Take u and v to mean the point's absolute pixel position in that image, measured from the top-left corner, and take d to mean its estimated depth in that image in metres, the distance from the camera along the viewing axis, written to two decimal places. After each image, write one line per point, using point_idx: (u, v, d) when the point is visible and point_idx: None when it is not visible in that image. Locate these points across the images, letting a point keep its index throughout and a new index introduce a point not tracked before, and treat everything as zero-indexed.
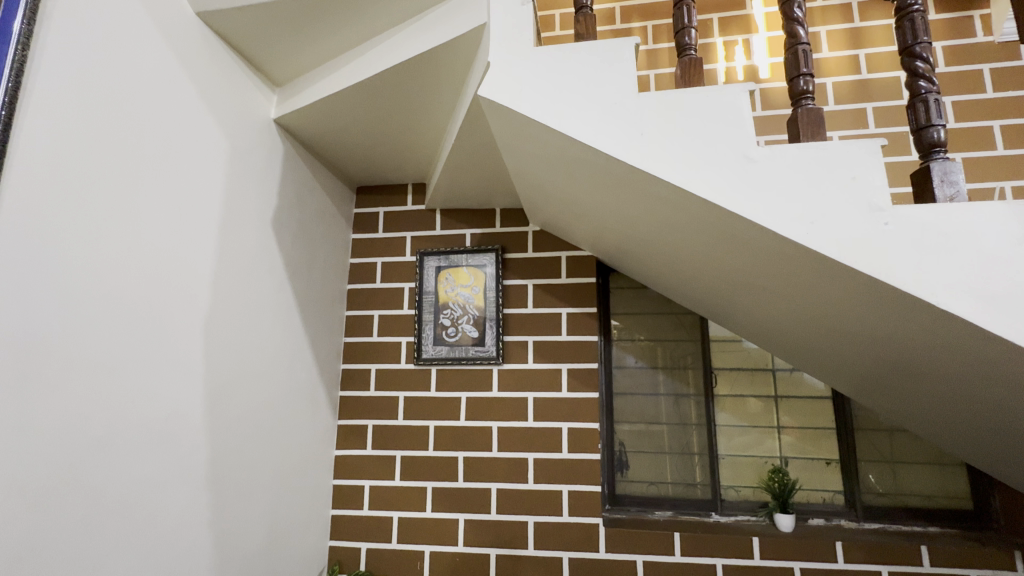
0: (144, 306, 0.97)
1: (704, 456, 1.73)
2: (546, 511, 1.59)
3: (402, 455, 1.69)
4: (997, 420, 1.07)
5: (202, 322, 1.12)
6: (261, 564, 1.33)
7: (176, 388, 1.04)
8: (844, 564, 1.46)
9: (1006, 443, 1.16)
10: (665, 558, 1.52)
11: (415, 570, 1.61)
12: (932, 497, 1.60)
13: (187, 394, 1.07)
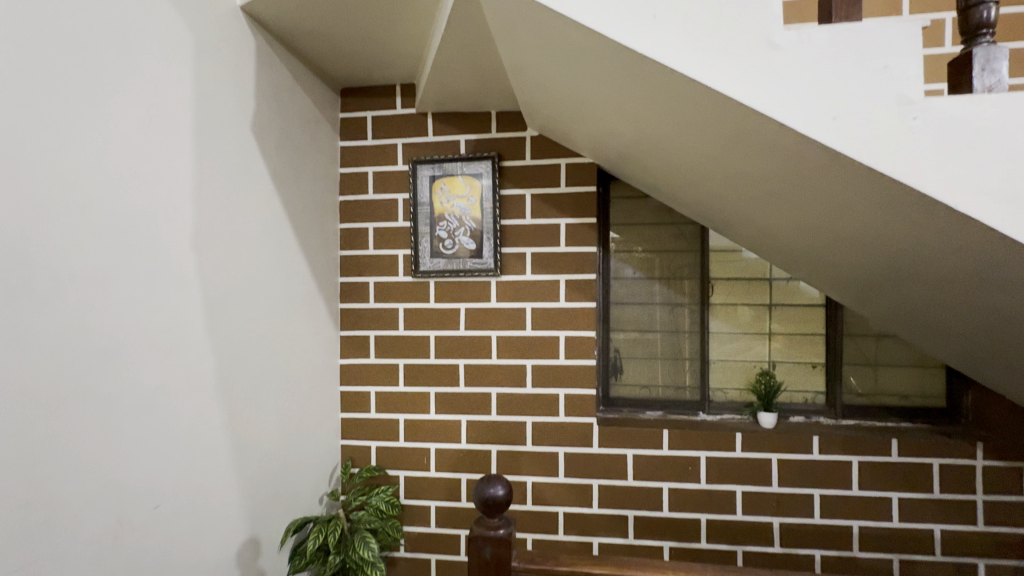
0: (126, 220, 0.93)
1: (694, 361, 1.80)
2: (543, 412, 1.68)
3: (404, 363, 1.75)
4: (988, 324, 1.10)
5: (190, 236, 1.08)
6: (278, 462, 1.42)
7: (173, 302, 1.04)
8: (818, 455, 1.58)
9: (995, 346, 1.19)
10: (653, 452, 1.64)
11: (422, 465, 1.74)
12: (908, 397, 1.70)
13: (185, 309, 1.07)
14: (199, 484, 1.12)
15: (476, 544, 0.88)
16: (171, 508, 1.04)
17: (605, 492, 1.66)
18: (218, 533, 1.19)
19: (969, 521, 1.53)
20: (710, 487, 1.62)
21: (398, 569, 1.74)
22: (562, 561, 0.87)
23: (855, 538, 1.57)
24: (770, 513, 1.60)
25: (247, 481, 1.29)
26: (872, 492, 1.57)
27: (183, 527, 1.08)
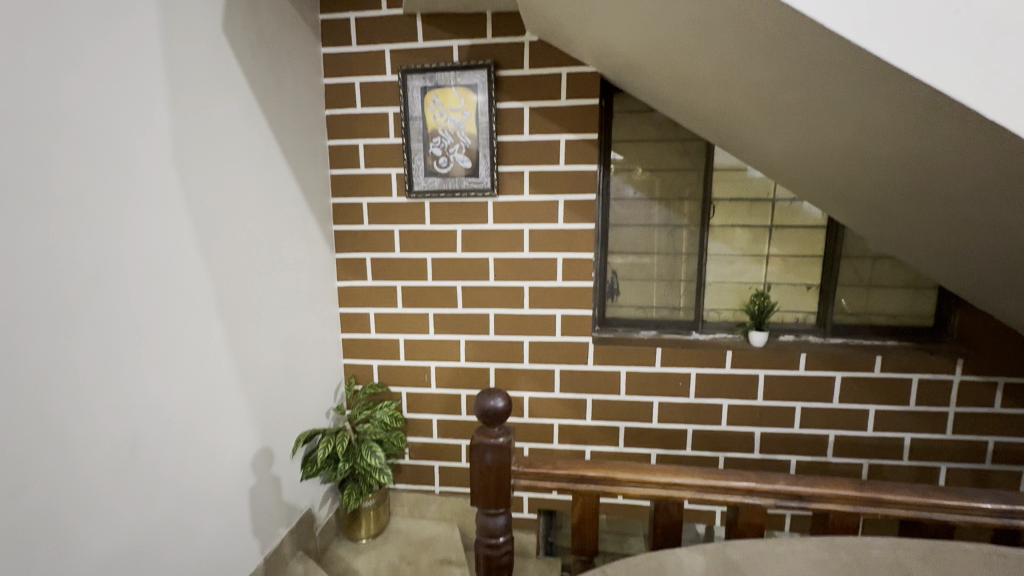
0: (98, 137, 0.87)
1: (691, 282, 1.80)
2: (540, 332, 1.71)
3: (402, 285, 1.75)
4: (991, 242, 1.10)
5: (170, 154, 1.03)
6: (282, 380, 1.47)
7: (160, 225, 1.01)
8: (804, 371, 1.65)
9: (994, 265, 1.19)
10: (646, 369, 1.70)
11: (422, 382, 1.80)
12: (897, 317, 1.73)
13: (174, 231, 1.04)
14: (207, 400, 1.17)
15: (478, 455, 0.87)
16: (183, 422, 1.10)
17: (598, 406, 1.74)
18: (231, 444, 1.27)
19: (939, 430, 1.63)
20: (698, 401, 1.70)
21: (403, 475, 1.87)
22: (561, 466, 0.87)
23: (830, 446, 1.68)
24: (753, 424, 1.70)
25: (253, 397, 1.35)
26: (851, 404, 1.65)
27: (197, 438, 1.14)
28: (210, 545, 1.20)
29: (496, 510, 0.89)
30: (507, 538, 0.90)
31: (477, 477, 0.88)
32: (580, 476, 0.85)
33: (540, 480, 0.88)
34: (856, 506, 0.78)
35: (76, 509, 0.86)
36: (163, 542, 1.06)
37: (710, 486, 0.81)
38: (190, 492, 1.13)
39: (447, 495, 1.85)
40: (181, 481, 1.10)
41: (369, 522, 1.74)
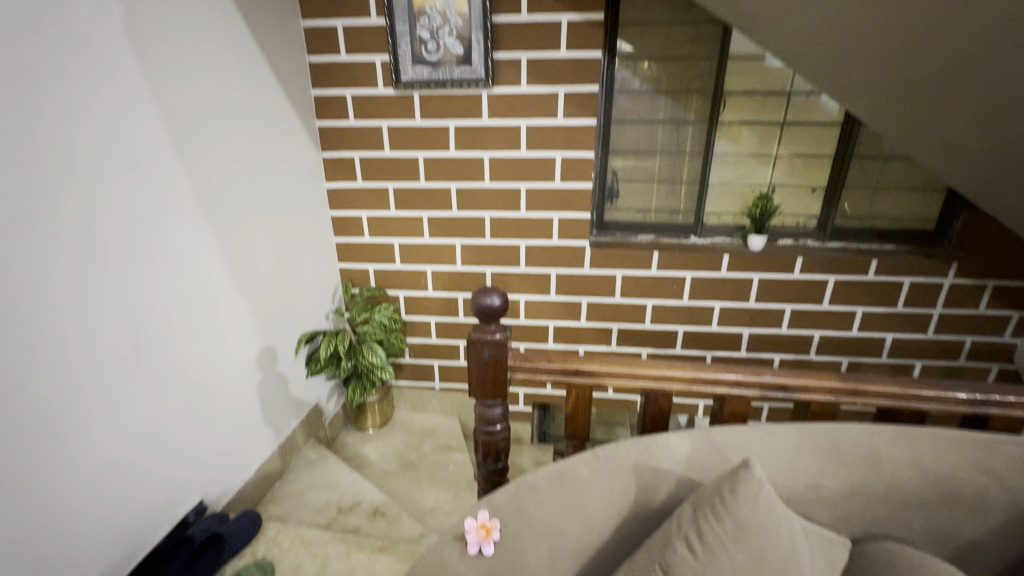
0: (34, 18, 0.81)
1: (692, 185, 1.74)
2: (537, 236, 1.68)
3: (394, 187, 1.67)
4: (1005, 134, 1.05)
5: (124, 40, 0.96)
6: (279, 283, 1.47)
7: (123, 121, 0.97)
8: (799, 274, 1.66)
9: (1002, 159, 1.15)
10: (642, 273, 1.70)
11: (420, 286, 1.80)
12: (900, 222, 1.70)
13: (141, 127, 1.00)
14: (205, 302, 1.19)
15: (475, 350, 0.89)
16: (183, 323, 1.13)
17: (593, 309, 1.77)
18: (234, 344, 1.31)
19: (920, 329, 1.69)
20: (691, 304, 1.73)
21: (405, 373, 1.95)
22: (555, 360, 0.89)
23: (814, 345, 1.75)
24: (742, 326, 1.75)
25: (252, 299, 1.36)
26: (840, 306, 1.69)
27: (200, 338, 1.18)
28: (226, 434, 1.30)
29: (492, 400, 0.92)
30: (504, 426, 0.95)
31: (475, 370, 0.90)
32: (573, 369, 0.88)
33: (534, 374, 0.90)
34: (837, 396, 0.82)
35: (86, 398, 0.93)
36: (179, 430, 1.14)
37: (700, 378, 0.84)
38: (200, 387, 1.19)
39: (446, 391, 1.95)
40: (190, 377, 1.16)
41: (375, 414, 1.85)
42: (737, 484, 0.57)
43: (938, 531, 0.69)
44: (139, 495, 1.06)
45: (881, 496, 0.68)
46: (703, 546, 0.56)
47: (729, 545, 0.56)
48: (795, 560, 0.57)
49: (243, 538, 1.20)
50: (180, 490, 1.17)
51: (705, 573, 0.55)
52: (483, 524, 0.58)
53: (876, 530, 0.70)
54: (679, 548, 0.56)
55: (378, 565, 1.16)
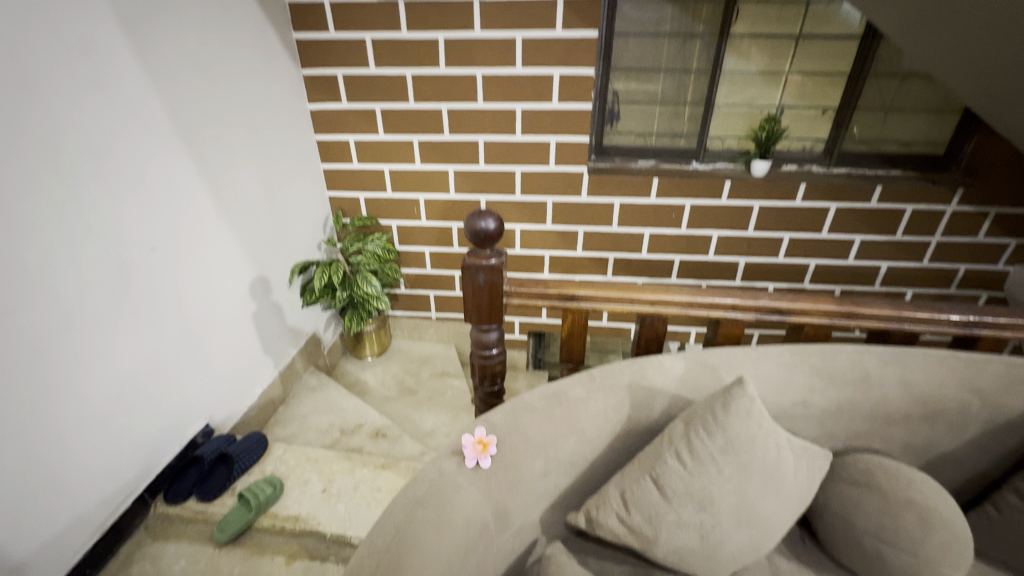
0: None
1: (697, 107, 1.64)
2: (533, 161, 1.60)
3: (382, 108, 1.55)
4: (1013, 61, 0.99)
5: None
6: (267, 211, 1.42)
7: (78, 27, 0.88)
8: (801, 202, 1.62)
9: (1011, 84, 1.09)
10: (641, 201, 1.65)
11: (413, 216, 1.73)
12: (909, 145, 1.64)
13: (99, 35, 0.92)
14: (190, 230, 1.16)
15: (470, 275, 0.87)
16: (170, 251, 1.11)
17: (590, 238, 1.73)
18: (226, 273, 1.29)
19: (916, 258, 1.69)
20: (688, 233, 1.70)
21: (400, 304, 1.95)
22: (551, 286, 0.88)
23: (808, 274, 1.76)
24: (738, 254, 1.74)
25: (240, 228, 1.32)
26: (839, 235, 1.67)
27: (190, 267, 1.17)
28: (227, 361, 1.32)
29: (489, 325, 0.92)
30: (500, 350, 0.96)
31: (470, 295, 0.89)
32: (570, 295, 0.87)
33: (531, 299, 0.90)
34: (831, 319, 0.82)
35: (81, 326, 0.93)
36: (179, 357, 1.16)
37: (696, 302, 0.83)
38: (195, 315, 1.20)
39: (443, 320, 1.96)
40: (184, 306, 1.16)
41: (372, 343, 1.88)
42: (730, 403, 0.57)
43: (916, 444, 0.72)
44: (147, 417, 1.10)
45: (866, 412, 0.71)
46: (693, 458, 0.58)
47: (719, 458, 0.58)
48: (780, 470, 0.60)
49: (252, 457, 1.23)
50: (189, 412, 1.21)
51: (693, 481, 0.58)
52: (480, 440, 0.60)
53: (857, 444, 0.72)
54: (670, 460, 0.59)
55: (381, 481, 1.20)
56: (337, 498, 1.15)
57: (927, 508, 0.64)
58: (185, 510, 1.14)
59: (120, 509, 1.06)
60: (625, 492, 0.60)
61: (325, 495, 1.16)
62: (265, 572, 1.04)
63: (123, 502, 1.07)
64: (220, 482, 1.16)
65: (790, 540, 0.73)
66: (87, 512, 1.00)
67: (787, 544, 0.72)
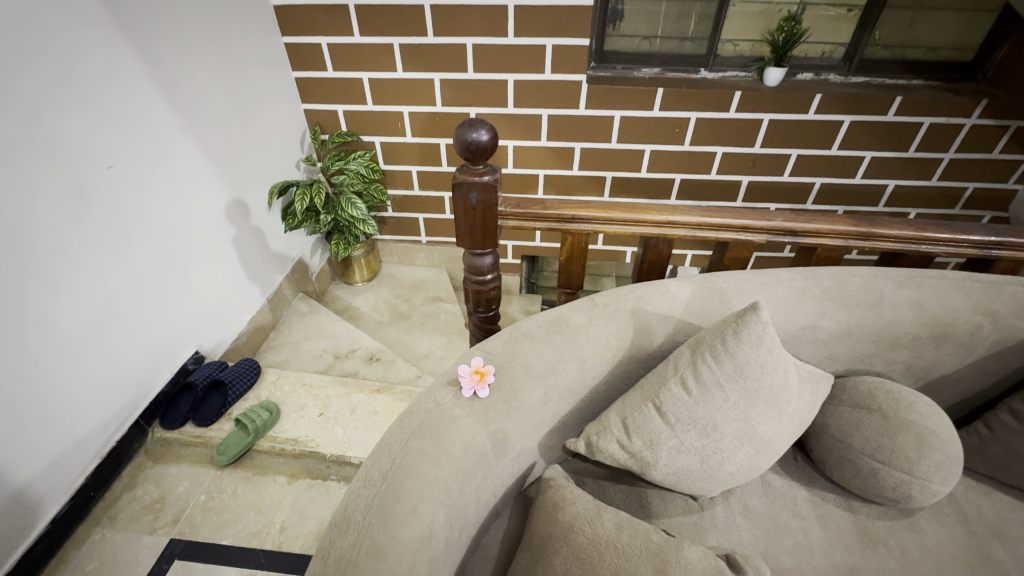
0: None
1: (709, 3, 1.45)
2: (527, 69, 1.44)
3: (356, 4, 1.36)
4: None
5: None
6: (236, 126, 1.30)
7: None
8: (813, 115, 1.50)
9: None
10: (643, 114, 1.52)
11: (397, 131, 1.60)
12: (936, 50, 1.49)
13: None
14: (151, 146, 1.05)
15: (461, 195, 0.80)
16: (132, 170, 1.02)
17: (587, 156, 1.62)
18: (199, 195, 1.20)
19: (925, 176, 1.62)
20: (691, 150, 1.59)
21: (388, 228, 1.87)
22: (550, 207, 0.81)
23: (812, 193, 1.69)
24: (742, 173, 1.65)
25: (208, 144, 1.21)
26: (849, 152, 1.58)
27: (157, 187, 1.08)
28: (211, 288, 1.27)
29: (482, 250, 0.87)
30: (495, 275, 0.91)
31: (462, 217, 0.83)
32: (569, 217, 0.81)
33: (529, 221, 0.84)
34: (846, 241, 0.77)
35: (41, 252, 0.87)
36: (159, 284, 1.11)
37: (705, 224, 0.77)
38: (171, 240, 1.13)
39: (434, 245, 1.89)
40: (156, 229, 1.09)
41: (362, 268, 1.84)
42: (741, 328, 0.53)
43: (918, 366, 0.71)
44: (133, 344, 1.07)
45: (874, 336, 0.68)
46: (699, 385, 0.56)
47: (726, 386, 0.55)
48: (787, 395, 0.58)
49: (245, 382, 1.21)
50: (177, 339, 1.19)
51: (697, 409, 0.56)
52: (476, 370, 0.57)
53: (859, 367, 0.71)
54: (674, 388, 0.56)
55: (376, 404, 1.20)
56: (334, 421, 1.16)
57: (926, 428, 0.63)
58: (183, 434, 1.14)
59: (117, 434, 1.07)
60: (626, 419, 0.58)
61: (323, 419, 1.17)
62: (268, 491, 1.07)
63: (120, 428, 1.07)
64: (215, 408, 1.16)
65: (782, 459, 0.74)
66: (85, 437, 1.00)
67: (780, 464, 0.73)
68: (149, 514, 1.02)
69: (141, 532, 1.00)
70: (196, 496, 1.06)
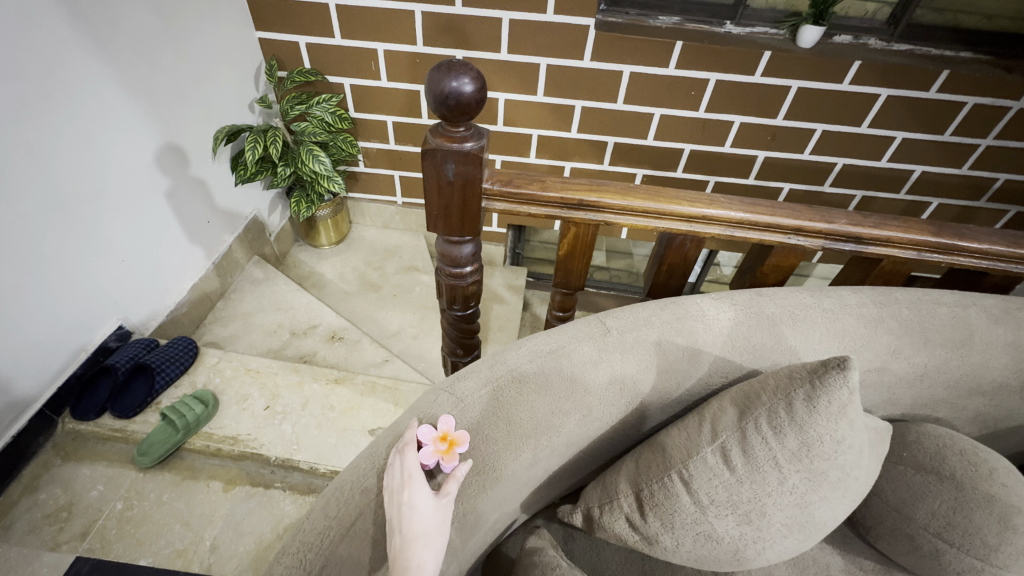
0: None
1: None
2: (526, 7, 1.21)
3: None
4: None
5: None
6: (168, 54, 1.05)
7: None
8: (848, 86, 1.31)
9: None
10: (656, 72, 1.30)
11: (370, 74, 1.35)
12: (993, 19, 1.29)
13: None
14: (48, 73, 0.82)
15: (435, 165, 0.62)
16: (19, 104, 0.79)
17: (590, 117, 1.41)
18: (122, 141, 0.97)
19: (957, 164, 1.45)
20: (706, 117, 1.39)
21: (360, 185, 1.64)
22: (551, 187, 0.64)
23: (832, 175, 1.52)
24: (759, 148, 1.46)
25: (133, 76, 0.97)
26: (881, 131, 1.40)
27: (63, 129, 0.86)
28: (143, 251, 1.07)
29: (460, 236, 0.69)
30: (475, 268, 0.74)
31: (435, 193, 0.65)
32: (575, 203, 0.64)
33: (522, 204, 0.66)
34: (919, 253, 0.63)
35: None
36: (70, 249, 0.91)
37: (748, 223, 0.62)
38: (87, 195, 0.92)
39: (410, 207, 1.68)
40: (64, 183, 0.87)
41: (328, 229, 1.63)
42: (815, 392, 0.42)
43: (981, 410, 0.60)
44: (34, 322, 0.87)
45: (952, 383, 0.58)
46: (745, 459, 0.44)
47: (785, 465, 0.43)
48: (855, 473, 0.46)
49: (178, 367, 1.03)
50: (95, 313, 0.99)
51: (741, 490, 0.44)
52: (444, 436, 0.46)
53: (920, 413, 0.62)
54: (711, 459, 0.45)
55: (334, 398, 1.04)
56: (282, 417, 1.00)
57: (1009, 506, 0.54)
58: (99, 427, 0.97)
59: (14, 428, 0.89)
60: (641, 493, 0.47)
61: (269, 413, 1.01)
62: (198, 499, 0.92)
63: (16, 422, 0.89)
64: (140, 398, 0.99)
65: (833, 537, 0.65)
66: None
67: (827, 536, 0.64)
68: (53, 524, 0.87)
69: (41, 548, 0.84)
70: (111, 504, 0.90)
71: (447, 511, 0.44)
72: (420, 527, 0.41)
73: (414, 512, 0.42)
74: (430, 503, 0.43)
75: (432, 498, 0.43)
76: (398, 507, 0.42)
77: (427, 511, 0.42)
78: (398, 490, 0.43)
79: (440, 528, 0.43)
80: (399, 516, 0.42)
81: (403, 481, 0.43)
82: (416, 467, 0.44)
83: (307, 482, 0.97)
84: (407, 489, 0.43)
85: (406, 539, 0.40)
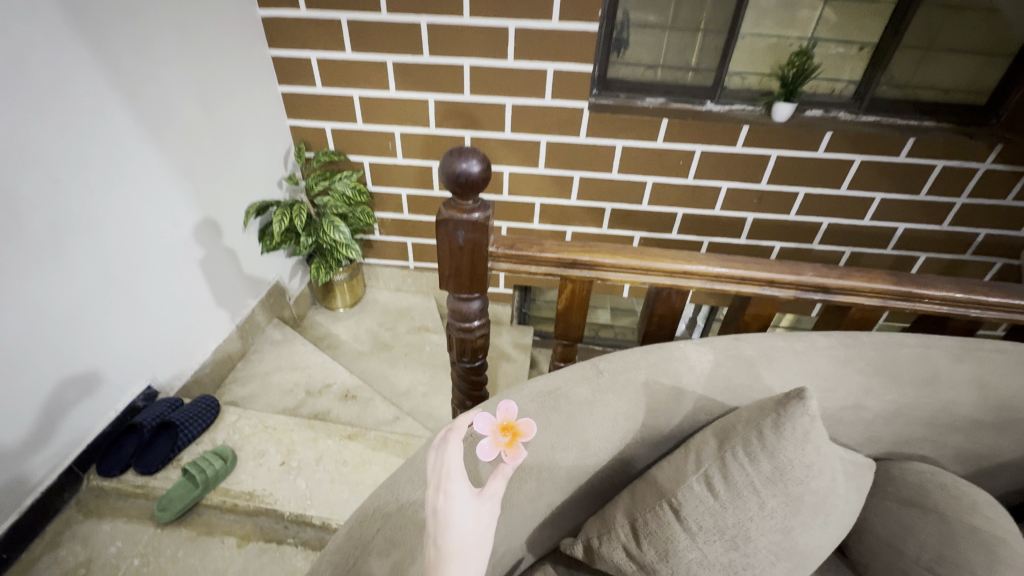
0: None
1: (717, 35, 1.38)
2: (526, 94, 1.36)
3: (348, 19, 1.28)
4: None
5: None
6: (210, 142, 1.20)
7: None
8: (823, 153, 1.43)
9: None
10: (646, 145, 1.44)
11: (387, 152, 1.50)
12: (948, 93, 1.42)
13: None
14: (93, 145, 0.92)
15: (447, 233, 0.71)
16: (81, 185, 0.91)
17: (588, 185, 1.54)
18: (165, 217, 1.09)
19: (937, 221, 1.54)
20: (695, 183, 1.51)
21: (375, 251, 1.76)
22: (548, 249, 0.72)
23: (820, 233, 1.61)
24: (748, 210, 1.57)
25: (179, 161, 1.11)
26: (859, 193, 1.50)
27: (115, 207, 0.97)
28: (173, 315, 1.15)
29: (469, 294, 0.77)
30: (483, 322, 0.81)
31: (447, 257, 0.73)
32: (570, 261, 0.72)
33: (524, 264, 0.74)
34: (884, 299, 0.69)
35: None
36: (108, 312, 0.99)
37: (725, 276, 0.69)
38: (130, 264, 1.02)
39: (422, 271, 1.78)
40: (110, 252, 0.98)
41: (345, 293, 1.72)
42: (782, 420, 0.47)
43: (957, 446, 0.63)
44: (70, 381, 0.94)
45: (926, 420, 0.62)
46: (726, 485, 0.48)
47: (762, 489, 0.48)
48: (832, 499, 0.50)
49: (200, 424, 1.08)
50: (125, 375, 1.06)
51: (725, 516, 0.48)
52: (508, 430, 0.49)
53: (904, 450, 0.66)
54: (696, 487, 0.49)
55: (347, 453, 1.08)
56: (297, 472, 1.04)
57: (993, 538, 0.57)
58: (122, 483, 1.01)
59: (44, 483, 0.93)
60: (636, 522, 0.51)
61: (285, 468, 1.04)
62: (213, 555, 0.94)
63: (49, 475, 0.94)
64: (162, 454, 1.03)
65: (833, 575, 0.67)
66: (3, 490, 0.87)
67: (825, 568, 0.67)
68: None
69: None
70: (128, 560, 0.92)
71: (484, 509, 0.47)
72: (455, 538, 0.45)
73: (448, 516, 0.46)
74: (463, 505, 0.47)
75: (465, 498, 0.47)
76: (435, 511, 0.47)
77: (461, 516, 0.46)
78: (434, 491, 0.47)
79: (473, 537, 0.47)
80: (435, 519, 0.46)
81: (439, 482, 0.48)
82: (452, 466, 0.48)
83: (319, 538, 0.98)
84: (442, 491, 0.47)
85: (441, 551, 0.44)
